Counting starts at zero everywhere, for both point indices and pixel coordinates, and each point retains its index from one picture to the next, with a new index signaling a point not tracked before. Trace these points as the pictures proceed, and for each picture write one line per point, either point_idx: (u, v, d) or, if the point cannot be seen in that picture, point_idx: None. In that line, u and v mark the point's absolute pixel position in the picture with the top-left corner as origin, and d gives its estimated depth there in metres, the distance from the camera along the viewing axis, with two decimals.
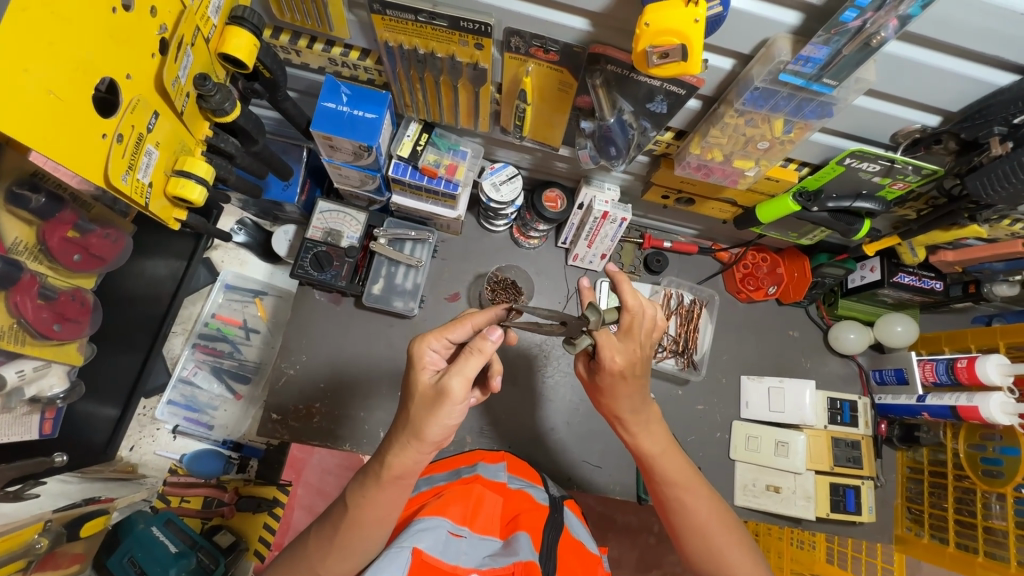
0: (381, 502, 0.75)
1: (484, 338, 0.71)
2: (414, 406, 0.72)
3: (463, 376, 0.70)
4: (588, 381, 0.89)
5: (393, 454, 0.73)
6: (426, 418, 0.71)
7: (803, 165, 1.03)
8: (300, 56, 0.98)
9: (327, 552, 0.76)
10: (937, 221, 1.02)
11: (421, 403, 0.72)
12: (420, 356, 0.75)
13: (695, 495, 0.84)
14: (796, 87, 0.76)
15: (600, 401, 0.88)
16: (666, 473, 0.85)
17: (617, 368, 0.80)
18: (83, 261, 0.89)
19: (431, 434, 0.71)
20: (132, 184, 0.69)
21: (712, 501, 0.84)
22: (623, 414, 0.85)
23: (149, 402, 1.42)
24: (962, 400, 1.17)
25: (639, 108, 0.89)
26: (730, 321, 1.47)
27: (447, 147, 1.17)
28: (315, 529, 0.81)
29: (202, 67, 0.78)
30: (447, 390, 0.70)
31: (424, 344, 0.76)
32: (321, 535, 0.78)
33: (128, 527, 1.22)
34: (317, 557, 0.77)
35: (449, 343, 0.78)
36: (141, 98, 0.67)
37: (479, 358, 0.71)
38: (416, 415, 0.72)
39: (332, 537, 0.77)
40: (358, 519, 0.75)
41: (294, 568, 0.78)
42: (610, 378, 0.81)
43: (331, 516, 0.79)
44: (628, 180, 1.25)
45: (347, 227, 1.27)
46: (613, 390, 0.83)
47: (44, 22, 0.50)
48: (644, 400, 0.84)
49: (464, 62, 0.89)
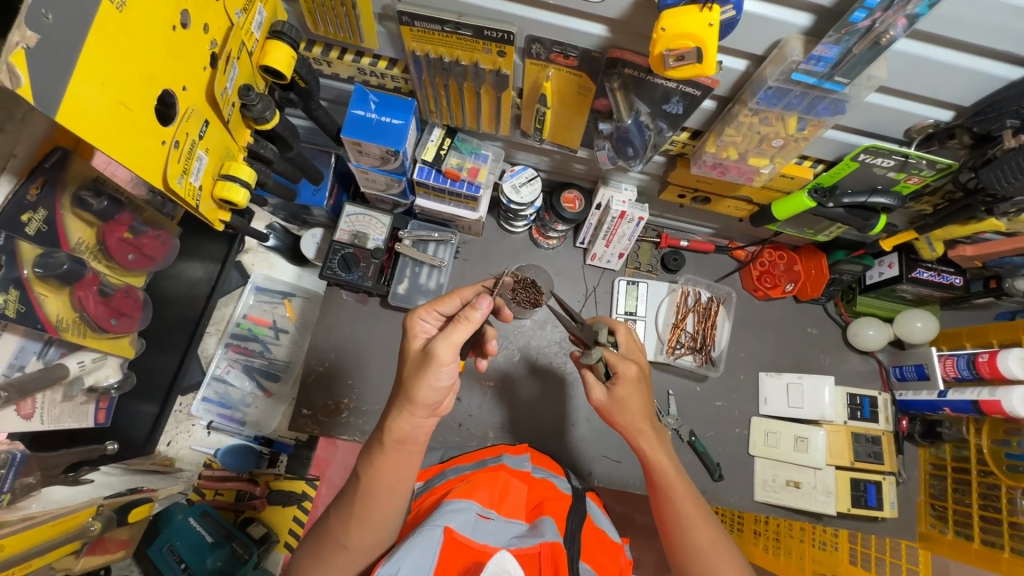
0: (386, 469, 0.84)
1: (472, 308, 0.81)
2: (408, 369, 0.84)
3: (450, 341, 0.79)
4: (601, 402, 0.93)
5: (391, 419, 0.83)
6: (417, 382, 0.80)
7: (817, 162, 1.05)
8: (331, 67, 1.03)
9: (347, 525, 0.84)
10: (953, 216, 1.03)
11: (414, 367, 0.83)
12: (413, 326, 0.91)
13: (697, 518, 0.87)
14: (808, 86, 0.78)
15: (618, 417, 0.91)
16: (676, 495, 0.88)
17: (631, 375, 0.89)
18: (136, 261, 0.95)
19: (420, 396, 0.80)
20: (186, 187, 0.74)
21: (713, 526, 0.87)
22: (644, 427, 0.90)
23: (186, 399, 1.48)
24: (985, 394, 1.18)
25: (656, 109, 0.92)
26: (747, 319, 1.49)
27: (469, 150, 1.22)
28: (340, 502, 0.87)
29: (246, 78, 0.84)
30: (435, 354, 0.79)
31: (417, 315, 0.91)
32: (340, 512, 0.86)
33: (167, 518, 1.34)
34: (340, 531, 0.84)
35: (438, 315, 0.93)
36: (194, 108, 0.72)
37: (466, 326, 0.80)
38: (409, 382, 0.82)
39: (350, 510, 0.84)
40: (370, 488, 0.83)
41: (321, 541, 0.86)
42: (628, 386, 0.88)
43: (347, 493, 0.86)
44: (644, 181, 1.29)
45: (372, 229, 1.33)
46: (631, 400, 0.89)
47: (118, 39, 0.55)
48: (649, 412, 0.92)
49: (487, 69, 0.94)
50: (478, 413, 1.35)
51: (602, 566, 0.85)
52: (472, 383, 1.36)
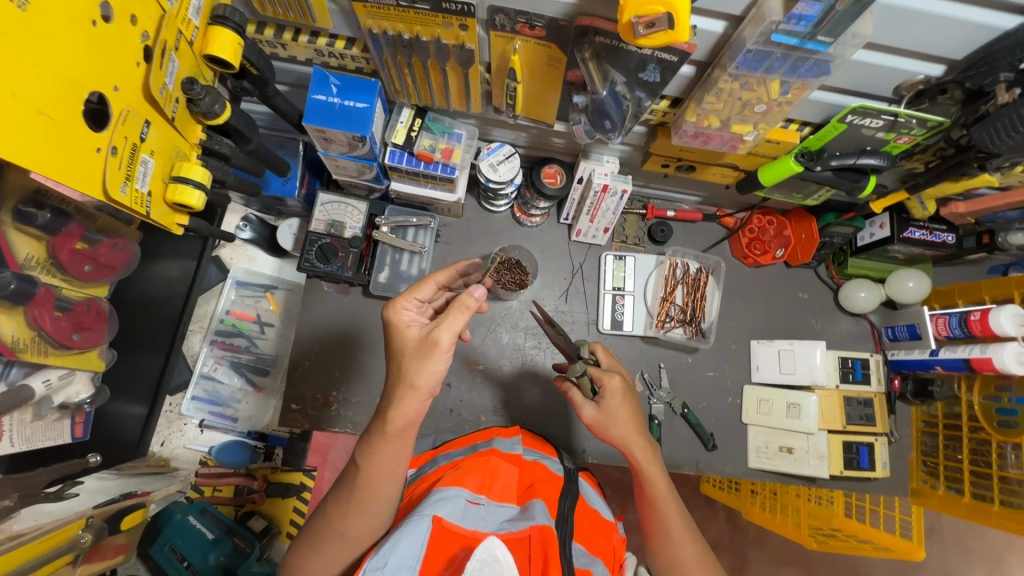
0: (386, 456, 0.83)
1: (470, 295, 0.81)
2: (406, 358, 0.82)
3: (451, 328, 0.81)
4: (591, 421, 0.93)
5: (392, 409, 0.81)
6: (419, 369, 0.80)
7: (804, 125, 1.00)
8: (286, 49, 0.97)
9: (346, 513, 0.83)
10: (945, 173, 0.99)
11: (413, 355, 0.81)
12: (397, 316, 0.88)
13: (679, 529, 0.88)
14: (790, 47, 0.74)
15: (609, 433, 0.92)
16: (660, 510, 0.89)
17: (618, 388, 0.92)
18: (94, 271, 0.91)
19: (424, 381, 0.80)
20: (132, 195, 0.70)
21: (696, 541, 0.88)
22: (634, 439, 0.91)
23: (175, 399, 1.48)
24: (976, 352, 1.17)
25: (632, 78, 0.87)
26: (737, 287, 1.46)
27: (442, 130, 1.16)
28: (342, 489, 0.85)
29: (189, 69, 0.78)
30: (437, 341, 0.80)
31: (399, 305, 0.89)
32: (338, 500, 0.85)
33: (166, 517, 1.35)
34: (339, 520, 0.83)
35: (418, 302, 0.92)
36: (131, 108, 0.68)
37: (465, 313, 0.81)
38: (408, 368, 0.81)
39: (349, 497, 0.83)
40: (370, 476, 0.83)
41: (318, 532, 0.85)
42: (616, 398, 0.91)
43: (345, 480, 0.85)
44: (626, 151, 1.24)
45: (349, 217, 1.29)
46: (620, 411, 0.91)
47: (26, 43, 0.50)
48: (640, 428, 0.93)
49: (451, 44, 0.88)
50: (468, 397, 1.34)
51: (595, 546, 0.85)
52: (462, 368, 1.35)
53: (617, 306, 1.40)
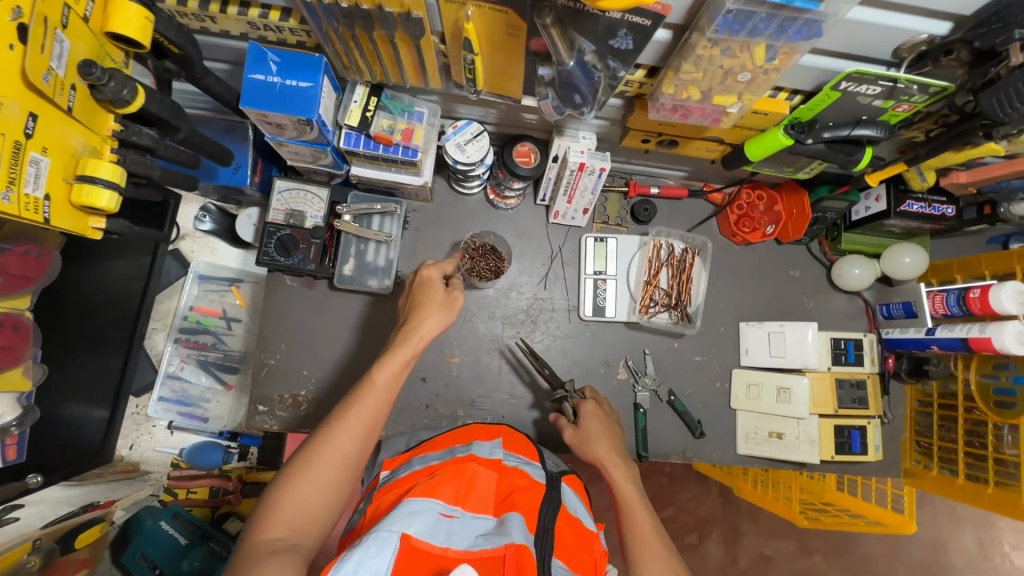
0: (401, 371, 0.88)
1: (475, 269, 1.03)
2: (434, 305, 0.94)
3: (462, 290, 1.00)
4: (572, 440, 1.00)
5: (417, 336, 0.91)
6: (444, 316, 0.94)
7: (794, 94, 0.91)
8: (216, 23, 0.86)
9: (352, 423, 0.81)
10: (949, 143, 0.90)
11: (437, 305, 0.95)
12: (430, 277, 0.98)
13: (654, 545, 0.83)
14: (775, 6, 0.65)
15: (587, 451, 0.98)
16: (636, 530, 0.86)
17: (597, 412, 1.02)
18: (6, 283, 0.90)
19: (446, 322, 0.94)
20: (20, 200, 0.64)
21: (672, 561, 0.83)
22: (613, 456, 0.96)
23: (141, 401, 1.42)
24: (974, 331, 1.11)
25: (601, 46, 0.78)
26: (726, 267, 1.39)
27: (401, 109, 1.05)
28: (332, 414, 0.82)
29: (90, 51, 0.69)
30: (456, 298, 0.97)
31: (433, 268, 0.99)
32: (340, 416, 0.81)
33: (136, 525, 1.27)
34: (341, 434, 0.79)
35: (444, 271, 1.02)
36: (8, 100, 0.61)
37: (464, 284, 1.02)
38: (432, 308, 0.94)
39: (357, 408, 0.82)
40: (384, 387, 0.85)
41: (315, 451, 0.77)
42: (595, 418, 1.01)
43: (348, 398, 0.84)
44: (604, 126, 1.15)
45: (309, 206, 1.20)
46: (595, 429, 0.99)
47: None
48: (619, 450, 0.97)
49: (396, 12, 0.78)
50: (444, 392, 1.28)
51: (575, 560, 0.80)
52: (437, 361, 1.29)
53: (599, 292, 1.33)
